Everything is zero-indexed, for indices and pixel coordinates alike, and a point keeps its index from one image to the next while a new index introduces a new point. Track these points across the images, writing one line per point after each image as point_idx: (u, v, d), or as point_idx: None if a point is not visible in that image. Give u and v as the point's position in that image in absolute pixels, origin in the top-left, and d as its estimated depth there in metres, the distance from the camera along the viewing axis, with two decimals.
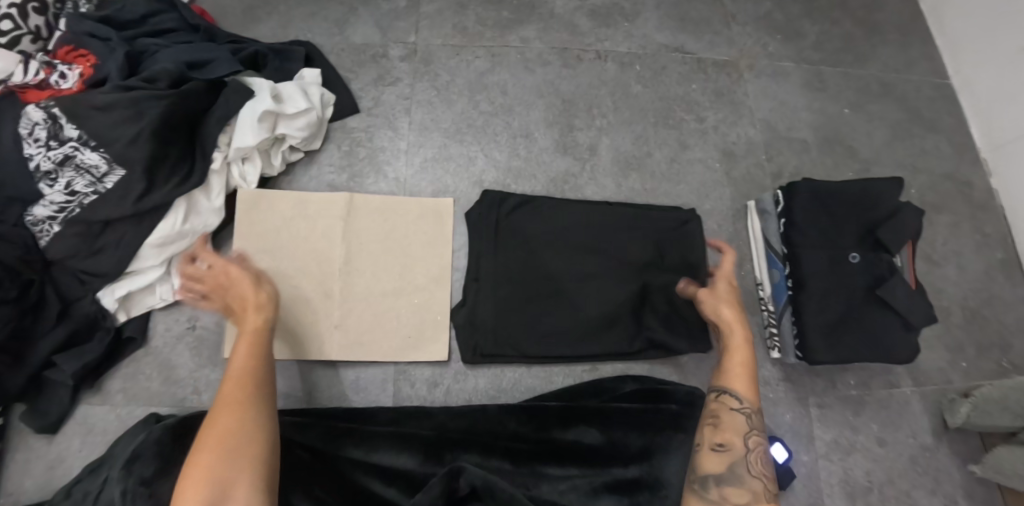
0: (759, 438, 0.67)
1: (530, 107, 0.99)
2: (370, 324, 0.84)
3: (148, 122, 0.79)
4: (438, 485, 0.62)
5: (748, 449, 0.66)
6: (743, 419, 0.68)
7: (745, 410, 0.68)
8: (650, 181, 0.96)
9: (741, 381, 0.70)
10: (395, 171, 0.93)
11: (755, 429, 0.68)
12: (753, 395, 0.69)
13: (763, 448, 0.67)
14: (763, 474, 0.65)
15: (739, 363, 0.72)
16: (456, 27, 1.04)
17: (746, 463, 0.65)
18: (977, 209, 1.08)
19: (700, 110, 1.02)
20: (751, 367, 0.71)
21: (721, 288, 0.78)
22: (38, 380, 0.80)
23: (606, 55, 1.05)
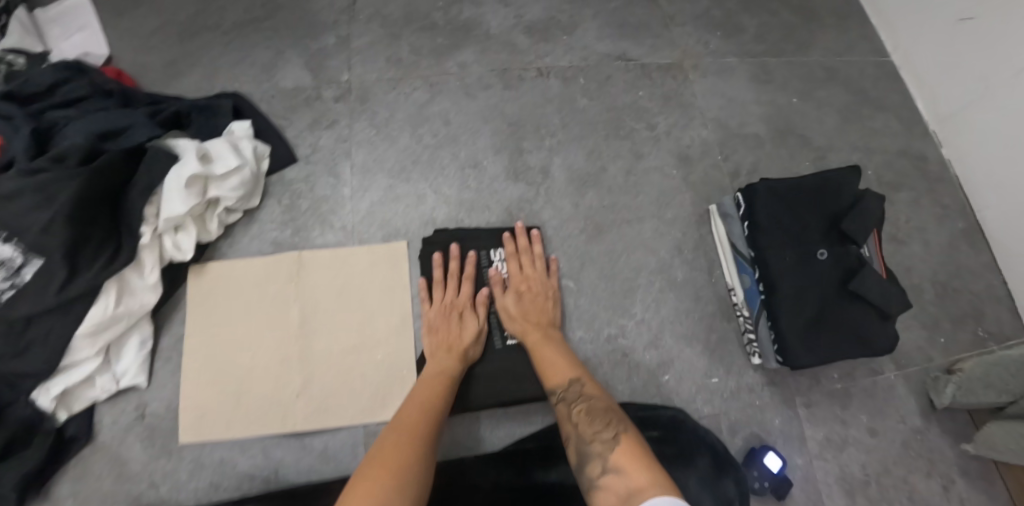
0: (582, 406, 0.66)
1: (476, 134, 0.95)
2: (334, 388, 0.80)
3: (61, 207, 0.73)
4: None
5: (579, 424, 0.64)
6: (564, 405, 0.68)
7: (563, 394, 0.69)
8: (609, 197, 0.92)
9: (546, 376, 0.72)
10: (341, 220, 0.88)
11: (580, 399, 0.67)
12: (563, 375, 0.71)
13: (590, 409, 0.65)
14: (600, 430, 0.62)
15: (541, 362, 0.74)
16: (390, 60, 1.00)
17: (583, 436, 0.62)
18: (933, 183, 1.08)
19: (651, 116, 1.00)
20: (546, 358, 0.74)
21: (501, 304, 0.80)
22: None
23: (548, 72, 1.02)
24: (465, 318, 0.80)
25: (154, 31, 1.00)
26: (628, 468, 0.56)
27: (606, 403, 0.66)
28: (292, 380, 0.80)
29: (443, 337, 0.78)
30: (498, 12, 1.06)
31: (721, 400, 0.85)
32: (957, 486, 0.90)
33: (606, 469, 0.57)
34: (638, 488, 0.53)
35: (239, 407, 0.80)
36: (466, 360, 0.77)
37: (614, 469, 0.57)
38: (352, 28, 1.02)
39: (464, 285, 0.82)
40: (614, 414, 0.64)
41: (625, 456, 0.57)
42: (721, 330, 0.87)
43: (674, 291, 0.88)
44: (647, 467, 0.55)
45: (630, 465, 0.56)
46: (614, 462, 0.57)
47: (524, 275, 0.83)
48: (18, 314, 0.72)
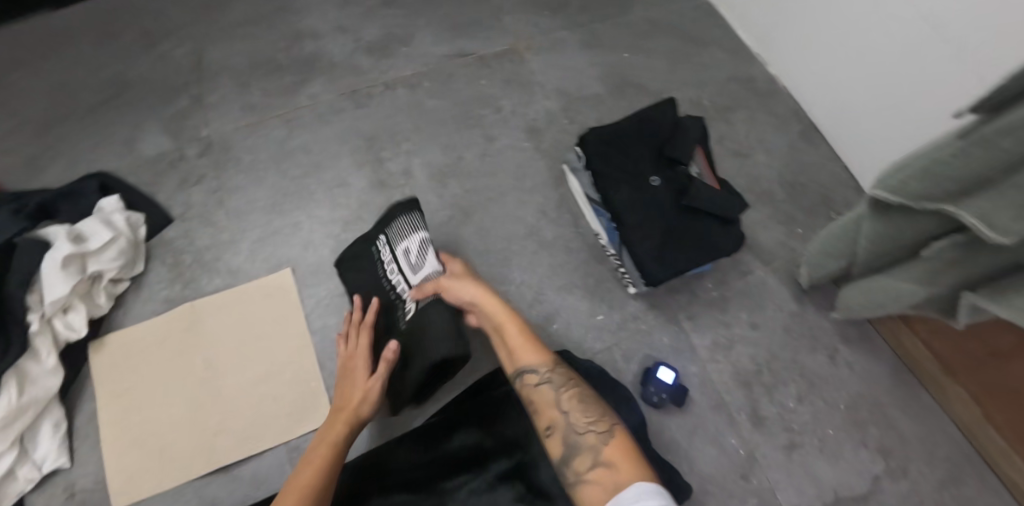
0: (571, 393, 0.65)
1: (337, 155, 1.02)
2: (251, 417, 0.84)
3: None
4: None
5: (568, 410, 0.64)
6: (550, 389, 0.66)
7: (545, 375, 0.67)
8: (469, 182, 1.01)
9: (521, 355, 0.69)
10: (226, 263, 0.93)
11: (565, 385, 0.66)
12: (540, 358, 0.69)
13: (580, 397, 0.65)
14: (591, 421, 0.62)
15: (511, 340, 0.71)
16: (244, 107, 1.06)
17: (574, 425, 0.62)
18: (765, 97, 1.19)
19: (496, 100, 1.09)
20: (518, 340, 0.71)
21: (451, 287, 0.74)
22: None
23: (394, 84, 1.09)
24: (356, 370, 0.77)
25: (9, 134, 1.03)
26: (621, 468, 0.56)
27: (591, 393, 0.66)
28: (209, 420, 0.84)
29: (342, 395, 0.75)
30: (337, 40, 1.14)
31: (610, 333, 0.93)
32: (842, 353, 1.00)
33: (597, 465, 0.58)
34: (634, 487, 0.53)
35: (165, 460, 0.83)
36: (361, 418, 0.73)
37: (607, 465, 0.57)
38: (203, 86, 1.07)
39: (362, 337, 0.79)
40: (603, 406, 0.65)
41: (620, 454, 0.58)
42: (596, 272, 0.96)
43: (546, 249, 0.97)
44: (642, 468, 0.56)
45: (623, 464, 0.56)
46: (608, 458, 0.58)
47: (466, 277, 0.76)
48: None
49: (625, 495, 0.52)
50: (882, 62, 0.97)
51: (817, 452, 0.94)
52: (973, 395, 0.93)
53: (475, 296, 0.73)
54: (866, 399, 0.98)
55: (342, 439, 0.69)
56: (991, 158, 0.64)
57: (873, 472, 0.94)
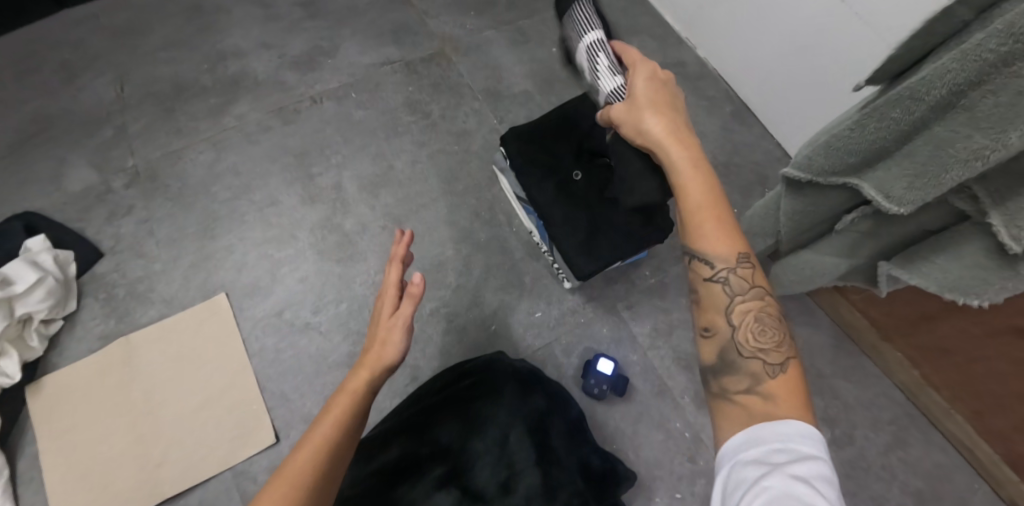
0: (750, 302, 0.51)
1: (268, 175, 1.02)
2: (196, 443, 0.85)
3: None
4: None
5: (736, 323, 0.51)
6: (724, 289, 0.51)
7: (723, 272, 0.51)
8: (401, 191, 1.02)
9: (702, 233, 0.52)
10: (161, 293, 0.93)
11: (747, 293, 0.51)
12: (729, 245, 0.51)
13: (759, 311, 0.51)
14: (762, 346, 0.49)
15: (694, 210, 0.52)
16: (169, 133, 1.05)
17: (737, 342, 0.50)
18: (696, 80, 1.19)
19: (424, 106, 1.09)
20: (707, 208, 0.52)
21: (641, 103, 0.57)
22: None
23: (321, 98, 1.09)
24: (384, 307, 0.61)
25: None
26: (783, 405, 0.45)
27: (774, 310, 0.51)
28: (152, 451, 0.84)
29: (374, 333, 0.60)
30: (261, 58, 1.12)
31: (550, 329, 0.95)
32: None
33: (753, 391, 0.47)
34: (790, 424, 0.43)
35: (112, 495, 0.82)
36: (386, 368, 0.58)
37: (767, 398, 0.46)
38: (126, 116, 1.06)
39: (394, 266, 0.61)
40: (781, 329, 0.51)
41: (787, 390, 0.46)
42: (533, 270, 0.98)
43: (482, 251, 0.98)
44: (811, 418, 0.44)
45: (789, 404, 0.45)
46: (770, 390, 0.46)
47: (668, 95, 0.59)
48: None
49: (780, 432, 0.42)
50: (799, 39, 0.97)
51: None
52: (908, 356, 0.94)
53: (661, 133, 0.55)
54: (808, 370, 1.01)
55: (364, 395, 0.56)
56: (884, 129, 0.59)
57: None
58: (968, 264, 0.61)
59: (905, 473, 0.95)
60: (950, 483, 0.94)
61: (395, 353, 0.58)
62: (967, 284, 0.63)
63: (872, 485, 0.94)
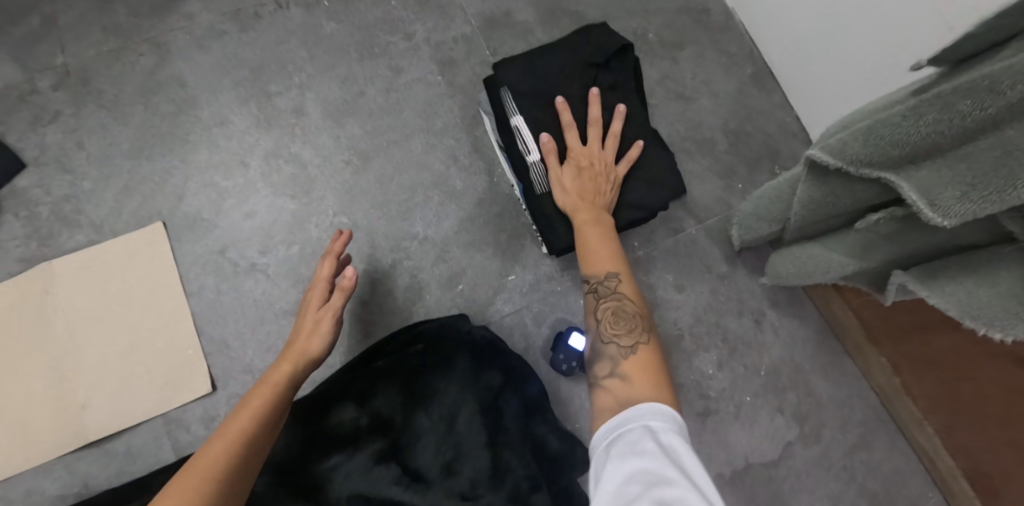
0: (612, 306, 0.65)
1: (218, 90, 0.89)
2: (123, 387, 0.78)
3: None
4: None
5: (603, 322, 0.64)
6: (593, 297, 0.67)
7: (592, 285, 0.67)
8: (371, 122, 0.90)
9: (589, 258, 0.69)
10: (91, 216, 0.83)
11: (610, 297, 0.65)
12: (603, 266, 0.68)
13: (619, 311, 0.64)
14: (620, 334, 0.62)
15: (584, 248, 0.71)
16: (104, 28, 0.90)
17: (602, 334, 0.63)
18: (719, 31, 1.05)
19: (405, 26, 0.95)
20: (594, 244, 0.71)
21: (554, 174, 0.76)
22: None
23: (286, 2, 0.94)
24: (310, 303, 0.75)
25: None
26: (633, 380, 0.55)
27: (637, 305, 0.64)
28: (75, 393, 0.77)
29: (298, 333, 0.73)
30: None
31: (521, 295, 0.86)
32: (768, 317, 0.96)
33: (614, 373, 0.58)
34: (640, 397, 0.52)
35: (29, 434, 0.76)
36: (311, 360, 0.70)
37: (622, 375, 0.57)
38: (54, 1, 0.90)
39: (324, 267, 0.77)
40: (640, 321, 0.63)
41: (640, 365, 0.58)
42: (510, 228, 0.88)
43: (456, 203, 0.88)
44: (659, 383, 0.55)
45: (638, 378, 0.55)
46: (622, 370, 0.57)
47: (580, 166, 0.76)
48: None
49: (637, 410, 0.50)
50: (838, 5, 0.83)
51: (732, 418, 0.92)
52: (892, 363, 0.88)
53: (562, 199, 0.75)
54: (787, 364, 0.95)
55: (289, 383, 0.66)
56: (944, 123, 0.48)
57: (787, 439, 0.92)
58: (1004, 291, 0.51)
59: (864, 476, 0.92)
60: (905, 488, 0.91)
61: (320, 347, 0.71)
62: (994, 311, 0.51)
63: (831, 485, 0.91)
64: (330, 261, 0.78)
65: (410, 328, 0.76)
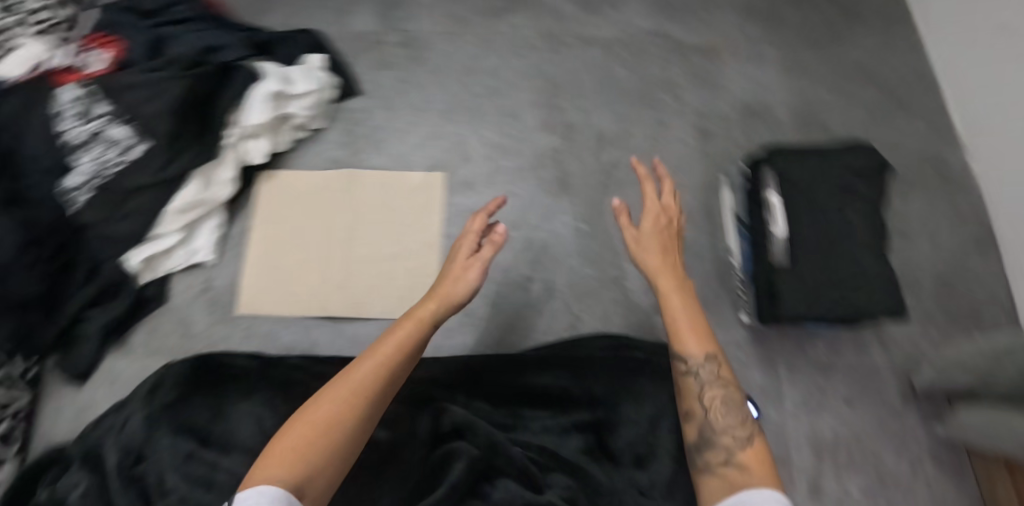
0: (716, 392, 0.64)
1: (518, 88, 1.08)
2: (368, 286, 0.93)
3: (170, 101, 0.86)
4: (423, 429, 0.74)
5: (709, 409, 0.64)
6: (694, 380, 0.64)
7: (694, 365, 0.65)
8: (630, 157, 1.06)
9: (681, 339, 0.66)
10: (391, 147, 1.01)
11: (714, 381, 0.64)
12: (700, 346, 0.65)
13: (726, 398, 0.64)
14: (732, 425, 0.62)
15: (679, 322, 0.68)
16: (449, 15, 1.14)
17: (711, 423, 0.63)
18: (956, 189, 1.10)
19: (679, 91, 1.13)
20: (682, 319, 0.68)
21: (636, 245, 0.76)
22: (33, 310, 0.86)
23: (590, 42, 1.15)
24: (456, 252, 0.72)
25: None
26: (753, 474, 0.56)
27: (740, 394, 0.64)
28: (331, 275, 0.93)
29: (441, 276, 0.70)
30: None
31: None
32: (926, 467, 0.95)
33: (729, 462, 0.59)
34: (758, 488, 0.54)
35: (289, 293, 0.93)
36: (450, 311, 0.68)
37: (739, 467, 0.58)
38: None
39: (478, 219, 0.73)
40: (744, 410, 0.64)
41: (756, 459, 0.59)
42: (716, 289, 1.00)
43: (678, 247, 1.01)
44: (774, 478, 0.56)
45: (756, 469, 0.57)
46: (739, 460, 0.58)
47: (660, 228, 0.77)
48: (92, 179, 0.87)
49: (750, 496, 0.53)
50: None
51: None
52: None
53: (653, 264, 0.73)
54: None
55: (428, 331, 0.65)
56: None
57: None
58: None
59: None
60: None
61: (462, 296, 0.68)
62: None
63: None
64: (479, 217, 0.75)
65: (630, 337, 0.85)
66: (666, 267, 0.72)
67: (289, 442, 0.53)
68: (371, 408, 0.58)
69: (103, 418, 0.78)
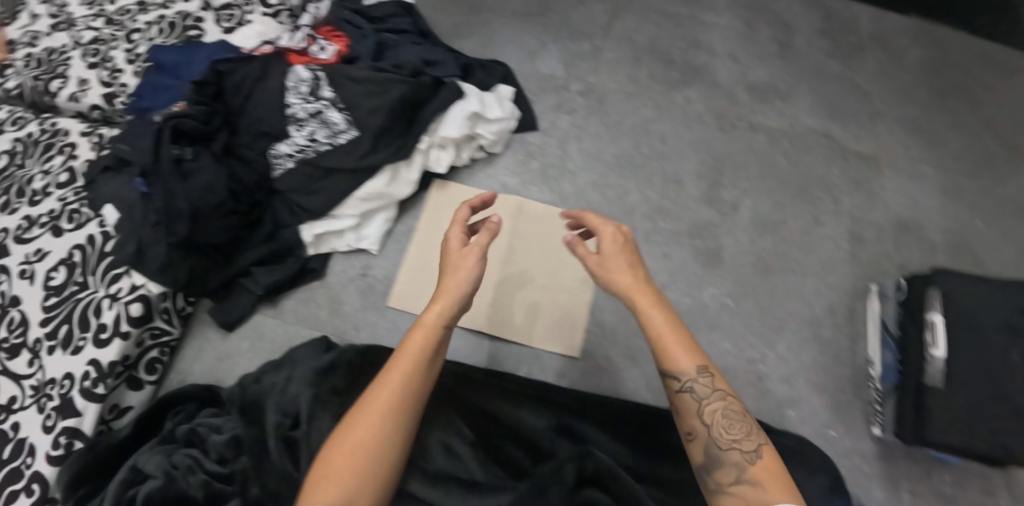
0: (716, 406, 0.68)
1: (685, 158, 1.15)
2: (518, 310, 0.96)
3: (388, 101, 0.93)
4: (568, 473, 0.68)
5: (712, 427, 0.68)
6: (692, 398, 0.69)
7: (688, 384, 0.69)
8: (783, 245, 1.11)
9: (675, 358, 0.70)
10: (561, 187, 1.08)
11: (711, 395, 0.68)
12: (692, 362, 0.69)
13: (728, 409, 0.68)
14: (737, 440, 0.66)
15: (672, 348, 0.70)
16: (629, 77, 1.23)
17: (715, 441, 0.67)
18: None
19: (837, 192, 1.17)
20: (671, 339, 0.71)
21: (597, 262, 0.75)
22: (216, 254, 0.94)
23: (757, 128, 1.21)
24: (449, 247, 0.75)
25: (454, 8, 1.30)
26: (765, 490, 0.62)
27: (741, 406, 0.68)
28: (485, 290, 0.97)
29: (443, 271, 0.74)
30: (728, 67, 1.28)
31: (835, 453, 0.97)
32: None
33: (740, 480, 0.64)
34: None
35: None
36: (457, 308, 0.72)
37: (752, 483, 0.63)
38: (604, 44, 1.26)
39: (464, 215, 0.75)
40: (747, 417, 0.68)
41: (767, 471, 0.64)
42: (849, 395, 1.01)
43: (818, 344, 1.04)
44: (786, 488, 0.62)
45: (769, 484, 0.63)
46: (751, 477, 0.64)
47: (620, 242, 0.75)
48: (301, 150, 0.94)
49: None
50: None
51: None
52: None
53: (627, 284, 0.73)
54: None
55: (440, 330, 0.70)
56: None
57: None
58: None
59: None
60: None
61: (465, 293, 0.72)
62: None
63: None
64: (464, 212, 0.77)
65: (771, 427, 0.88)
66: (646, 288, 0.72)
67: (339, 453, 0.62)
68: (405, 422, 0.66)
69: (263, 375, 0.83)
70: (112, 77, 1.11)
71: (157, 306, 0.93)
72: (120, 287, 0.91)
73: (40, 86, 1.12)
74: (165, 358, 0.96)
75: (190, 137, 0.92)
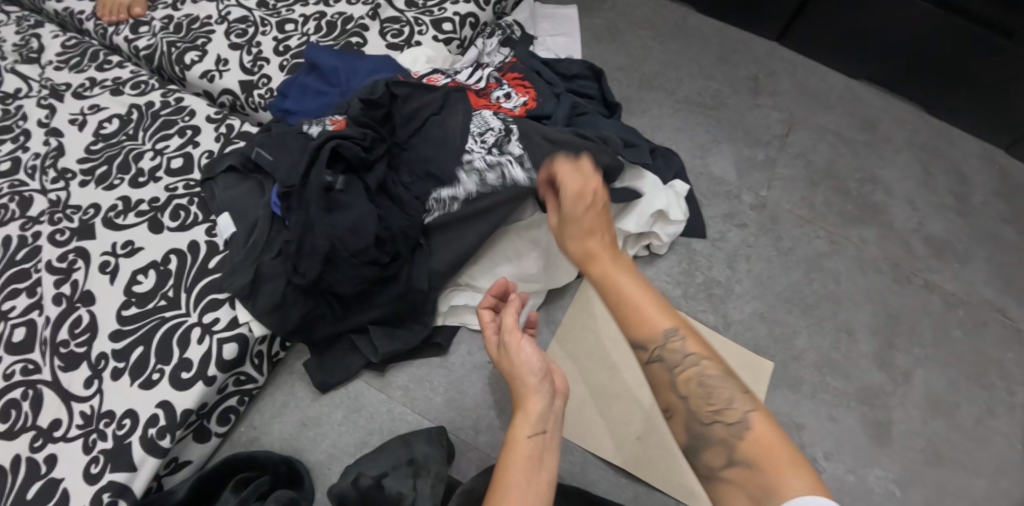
0: (688, 371, 0.58)
1: (859, 307, 1.03)
2: (668, 452, 0.83)
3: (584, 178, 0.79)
4: None
5: (691, 401, 0.58)
6: (660, 366, 0.59)
7: (654, 353, 0.59)
8: (956, 433, 0.95)
9: (643, 321, 0.59)
10: (726, 310, 1.00)
11: (683, 359, 0.58)
12: (657, 324, 0.59)
13: (704, 370, 0.58)
14: (719, 412, 0.56)
15: (629, 305, 0.60)
16: (803, 198, 1.12)
17: (696, 418, 0.57)
18: None
19: (1014, 382, 1.01)
20: (635, 297, 0.61)
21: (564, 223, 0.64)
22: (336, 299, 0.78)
23: (934, 288, 1.08)
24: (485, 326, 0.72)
25: (629, 87, 1.25)
26: (759, 469, 0.51)
27: (719, 366, 0.58)
28: (636, 422, 0.85)
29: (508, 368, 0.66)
30: (903, 210, 1.15)
31: None
32: None
33: (732, 462, 0.53)
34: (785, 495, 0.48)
35: (584, 415, 0.85)
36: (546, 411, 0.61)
37: (745, 465, 0.52)
38: (779, 156, 1.17)
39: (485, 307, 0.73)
40: (729, 377, 0.58)
41: (761, 445, 0.52)
42: None
43: None
44: (785, 459, 0.50)
45: (764, 461, 0.51)
46: (741, 458, 0.52)
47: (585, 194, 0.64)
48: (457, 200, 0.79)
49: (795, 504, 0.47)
50: None
51: None
52: None
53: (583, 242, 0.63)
54: None
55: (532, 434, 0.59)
56: None
57: None
58: None
59: None
60: None
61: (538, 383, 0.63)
62: None
63: None
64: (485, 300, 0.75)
65: None
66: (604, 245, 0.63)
67: None
68: None
69: (384, 477, 0.70)
70: (255, 64, 0.98)
71: (252, 349, 0.77)
72: (217, 318, 0.75)
73: (174, 54, 0.99)
74: (241, 408, 0.81)
75: (347, 164, 0.78)
